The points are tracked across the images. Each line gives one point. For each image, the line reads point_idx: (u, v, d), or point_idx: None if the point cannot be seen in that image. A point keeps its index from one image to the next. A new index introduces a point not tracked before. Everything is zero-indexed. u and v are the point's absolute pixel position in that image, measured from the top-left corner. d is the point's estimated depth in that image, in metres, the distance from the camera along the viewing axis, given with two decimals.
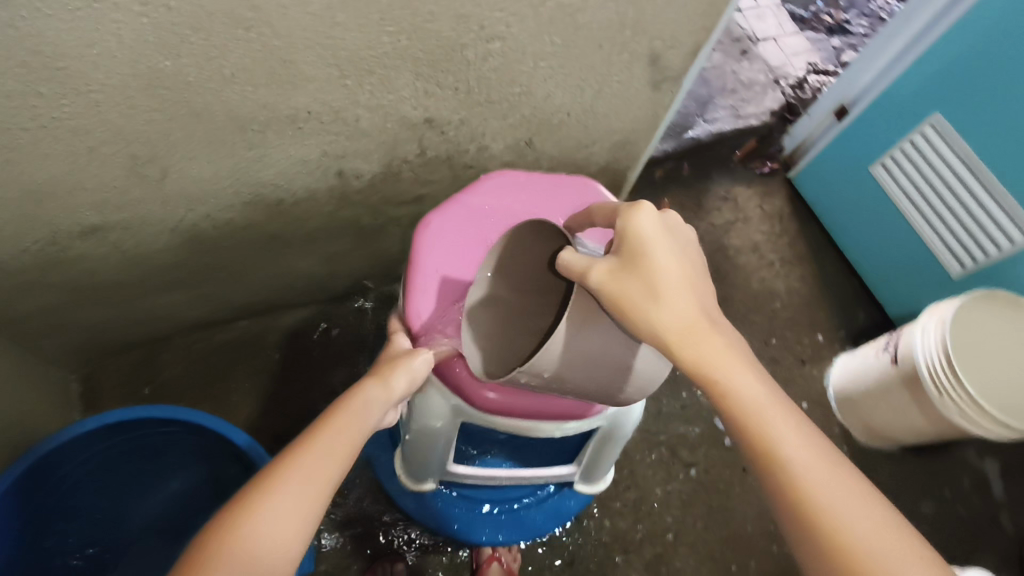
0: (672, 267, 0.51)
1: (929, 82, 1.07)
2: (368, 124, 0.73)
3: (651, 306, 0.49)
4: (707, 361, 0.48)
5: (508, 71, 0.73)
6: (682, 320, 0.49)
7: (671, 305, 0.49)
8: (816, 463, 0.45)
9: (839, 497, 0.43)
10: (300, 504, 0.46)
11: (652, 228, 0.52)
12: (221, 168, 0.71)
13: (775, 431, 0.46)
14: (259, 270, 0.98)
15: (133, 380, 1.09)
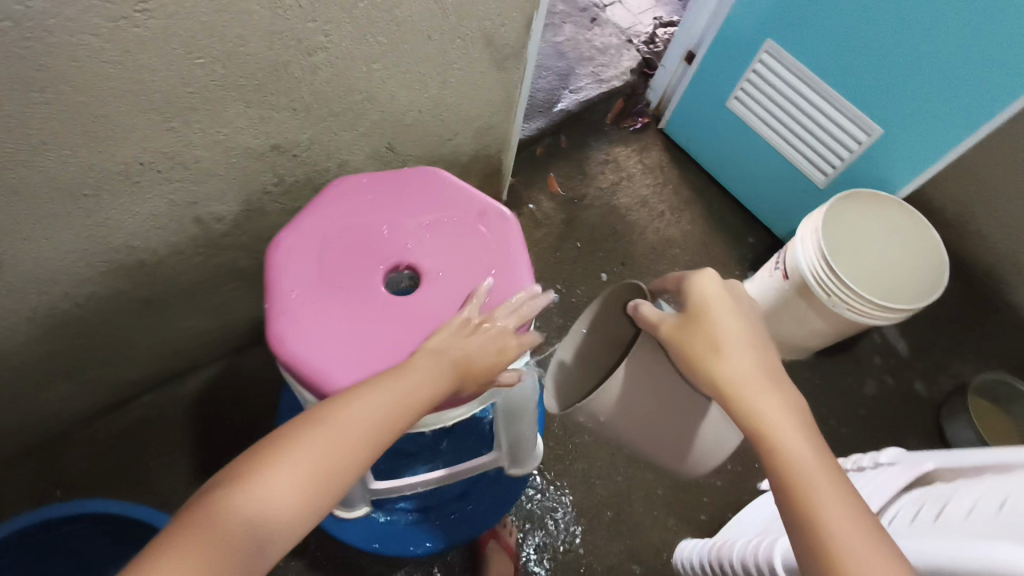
0: (738, 327, 0.58)
1: (757, 12, 1.14)
2: (211, 162, 0.70)
3: (714, 356, 0.56)
4: (764, 413, 0.53)
5: (343, 80, 0.72)
6: (741, 374, 0.55)
7: (734, 357, 0.56)
8: (859, 536, 0.46)
9: (873, 558, 0.45)
10: (385, 410, 0.51)
11: (716, 294, 0.59)
12: (63, 242, 0.67)
13: (818, 485, 0.49)
14: (147, 338, 0.93)
15: (38, 487, 1.01)
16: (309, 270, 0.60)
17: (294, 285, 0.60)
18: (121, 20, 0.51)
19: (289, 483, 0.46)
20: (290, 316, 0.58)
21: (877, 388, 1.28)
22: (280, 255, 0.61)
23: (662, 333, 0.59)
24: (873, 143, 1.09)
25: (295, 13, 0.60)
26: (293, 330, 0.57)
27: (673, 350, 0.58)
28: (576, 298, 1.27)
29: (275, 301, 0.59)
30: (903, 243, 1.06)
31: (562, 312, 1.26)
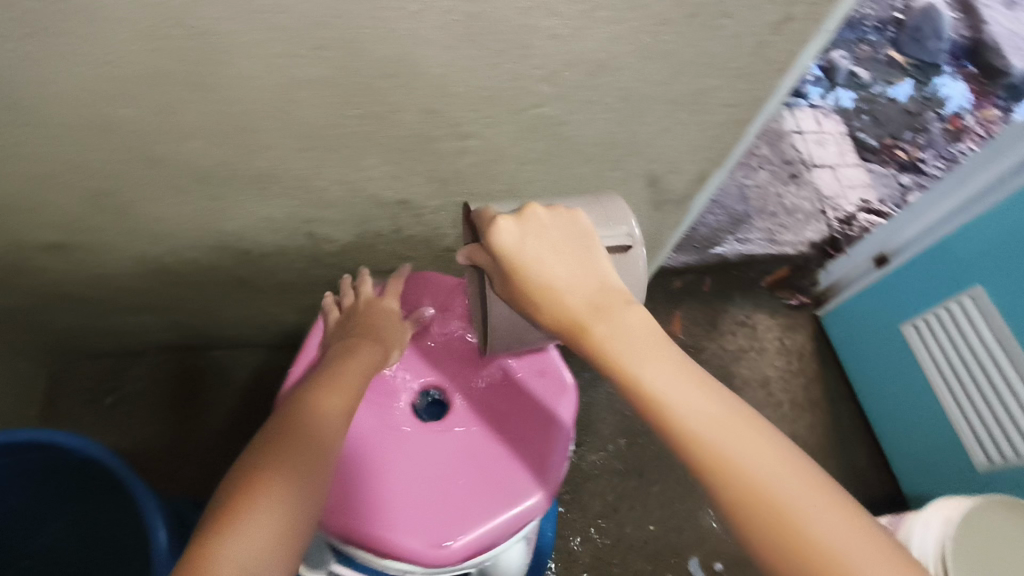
0: (553, 263, 0.51)
1: (974, 250, 0.97)
2: (337, 195, 0.72)
3: (538, 301, 0.50)
4: (604, 346, 0.48)
5: (488, 168, 0.70)
6: (572, 312, 0.50)
7: (557, 300, 0.50)
8: (726, 431, 0.43)
9: (744, 447, 0.42)
10: (362, 353, 0.66)
11: (516, 228, 0.52)
12: (184, 212, 0.71)
13: (672, 399, 0.45)
14: (234, 308, 0.98)
15: (100, 388, 1.10)
16: None
17: None
18: (292, 59, 0.52)
19: (332, 402, 0.58)
20: None
21: None
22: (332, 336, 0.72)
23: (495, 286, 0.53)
24: None
25: (459, 101, 0.59)
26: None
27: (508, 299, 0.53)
28: (646, 451, 1.15)
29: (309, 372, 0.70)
30: None
31: (624, 458, 1.14)
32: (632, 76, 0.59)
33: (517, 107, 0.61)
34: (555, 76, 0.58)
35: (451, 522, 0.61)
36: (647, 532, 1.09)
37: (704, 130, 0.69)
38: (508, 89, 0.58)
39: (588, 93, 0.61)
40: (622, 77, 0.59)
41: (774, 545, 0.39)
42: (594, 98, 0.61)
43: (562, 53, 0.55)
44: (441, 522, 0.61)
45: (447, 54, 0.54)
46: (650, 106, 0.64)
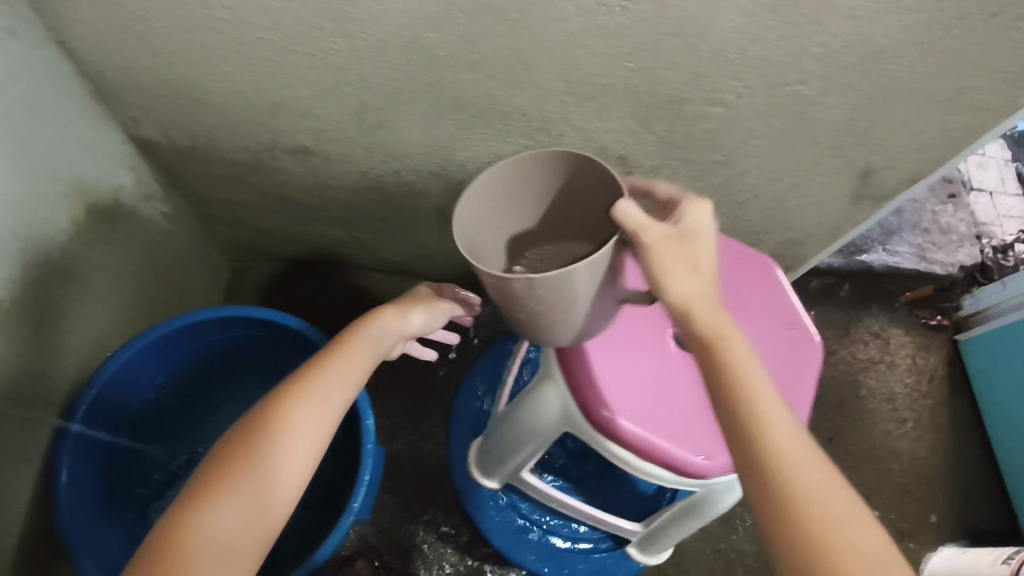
0: (707, 254, 0.52)
1: None
2: (567, 141, 0.76)
3: (685, 274, 0.50)
4: (706, 323, 0.51)
5: (718, 136, 0.73)
6: (691, 295, 0.50)
7: (684, 280, 0.51)
8: (782, 430, 0.49)
9: (796, 451, 0.48)
10: (364, 334, 0.65)
11: (705, 221, 0.52)
12: (426, 137, 0.78)
13: (753, 391, 0.50)
14: (413, 234, 1.05)
15: (272, 287, 1.21)
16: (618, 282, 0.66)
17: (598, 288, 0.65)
18: (601, 6, 0.56)
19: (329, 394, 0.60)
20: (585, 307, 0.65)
21: None
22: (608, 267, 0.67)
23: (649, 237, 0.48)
24: None
25: (729, 67, 0.62)
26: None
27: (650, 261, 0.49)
28: None
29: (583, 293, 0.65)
30: None
31: None
32: (905, 65, 0.60)
33: (779, 81, 0.64)
34: (831, 55, 0.60)
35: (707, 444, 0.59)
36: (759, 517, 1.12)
37: (944, 130, 0.69)
38: (781, 62, 0.61)
39: (852, 77, 0.62)
40: (893, 65, 0.61)
41: (795, 539, 0.45)
42: (856, 83, 0.63)
43: (850, 33, 0.57)
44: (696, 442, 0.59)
45: (743, 20, 0.56)
46: (904, 97, 0.65)
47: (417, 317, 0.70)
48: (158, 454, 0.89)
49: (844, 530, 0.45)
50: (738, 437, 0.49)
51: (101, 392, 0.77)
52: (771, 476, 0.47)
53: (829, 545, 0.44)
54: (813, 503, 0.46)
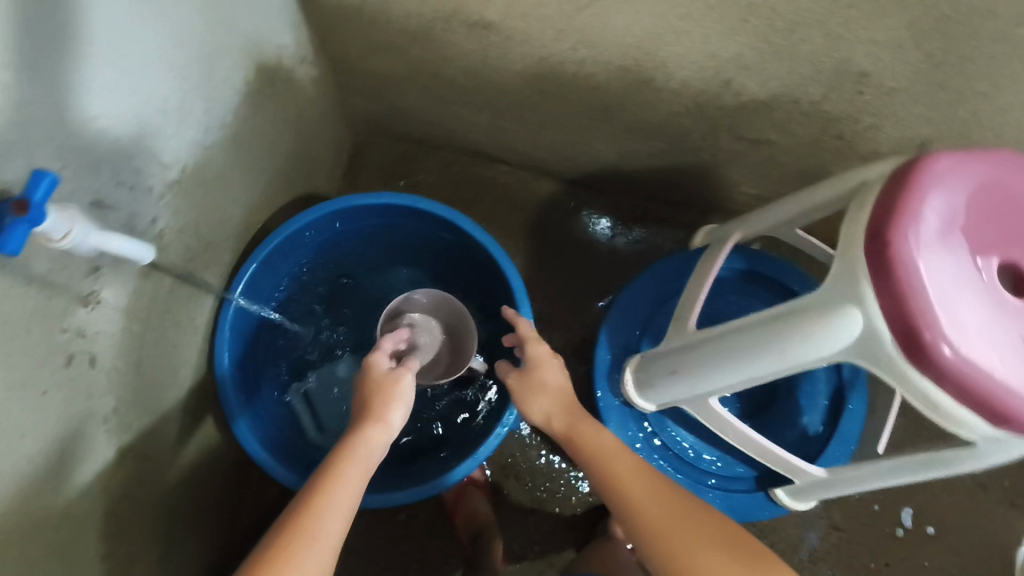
0: (560, 373, 0.73)
1: None
2: (807, 48, 0.65)
3: (535, 393, 0.72)
4: (578, 433, 0.69)
5: (1002, 62, 0.61)
6: (546, 412, 0.71)
7: (538, 399, 0.72)
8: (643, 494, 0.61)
9: (653, 504, 0.60)
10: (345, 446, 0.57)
11: (543, 350, 0.74)
12: (638, 24, 0.67)
13: (615, 470, 0.64)
14: (563, 132, 0.95)
15: (395, 169, 1.15)
16: (947, 203, 0.52)
17: (928, 208, 0.51)
18: None
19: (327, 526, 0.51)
20: (917, 226, 0.51)
21: None
22: (936, 179, 0.53)
23: (511, 378, 0.74)
24: None
25: None
26: (893, 219, 0.52)
27: (518, 391, 0.73)
28: None
29: (915, 207, 0.51)
30: None
31: None
32: None
33: None
34: None
35: None
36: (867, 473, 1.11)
37: None
38: None
39: None
40: None
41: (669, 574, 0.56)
42: None
43: None
44: None
45: None
46: None
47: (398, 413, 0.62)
48: (302, 334, 0.85)
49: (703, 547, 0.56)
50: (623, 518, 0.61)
51: (267, 260, 0.75)
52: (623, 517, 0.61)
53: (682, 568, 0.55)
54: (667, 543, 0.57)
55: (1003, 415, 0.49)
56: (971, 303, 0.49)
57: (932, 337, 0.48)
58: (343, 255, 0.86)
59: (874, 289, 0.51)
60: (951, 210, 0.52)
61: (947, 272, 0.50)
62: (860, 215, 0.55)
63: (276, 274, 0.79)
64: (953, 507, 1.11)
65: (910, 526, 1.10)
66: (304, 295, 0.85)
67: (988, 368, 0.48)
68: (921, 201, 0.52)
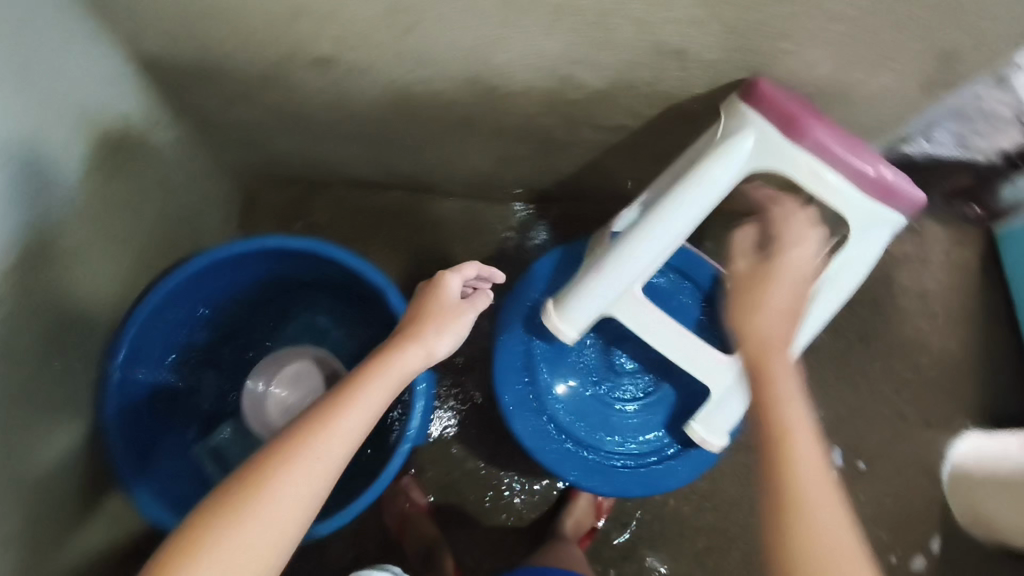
0: (767, 314, 0.75)
1: None
2: (622, 37, 0.69)
3: (753, 316, 0.75)
4: (779, 391, 0.68)
5: (793, 23, 0.66)
6: (764, 345, 0.73)
7: (769, 322, 0.75)
8: (810, 455, 0.62)
9: (818, 483, 0.60)
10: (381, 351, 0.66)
11: (793, 259, 0.77)
12: (464, 39, 0.70)
13: (791, 433, 0.64)
14: (439, 149, 0.98)
15: (289, 213, 1.16)
16: (778, 99, 0.72)
17: (782, 99, 0.73)
18: None
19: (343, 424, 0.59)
20: (785, 110, 0.72)
21: None
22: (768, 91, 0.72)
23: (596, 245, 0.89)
24: None
25: None
26: (767, 107, 0.72)
27: (749, 349, 0.74)
28: None
29: (767, 102, 0.72)
30: None
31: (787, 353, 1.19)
32: None
33: None
34: None
35: (901, 184, 0.76)
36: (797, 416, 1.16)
37: None
38: None
39: None
40: None
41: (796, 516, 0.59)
42: None
43: None
44: (898, 182, 0.76)
45: None
46: None
47: (439, 339, 0.70)
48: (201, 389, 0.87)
49: (823, 498, 0.59)
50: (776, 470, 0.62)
51: (144, 325, 0.75)
52: (777, 458, 0.62)
53: (799, 509, 0.59)
54: (802, 493, 0.60)
55: (884, 188, 0.75)
56: (826, 131, 0.74)
57: (813, 142, 0.73)
58: (216, 308, 0.87)
59: (764, 122, 0.73)
60: (793, 97, 0.74)
61: (812, 125, 0.73)
62: (735, 109, 0.74)
63: (155, 340, 0.79)
64: (873, 436, 1.18)
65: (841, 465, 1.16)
66: (191, 353, 0.86)
67: (859, 164, 0.74)
68: (774, 96, 0.72)
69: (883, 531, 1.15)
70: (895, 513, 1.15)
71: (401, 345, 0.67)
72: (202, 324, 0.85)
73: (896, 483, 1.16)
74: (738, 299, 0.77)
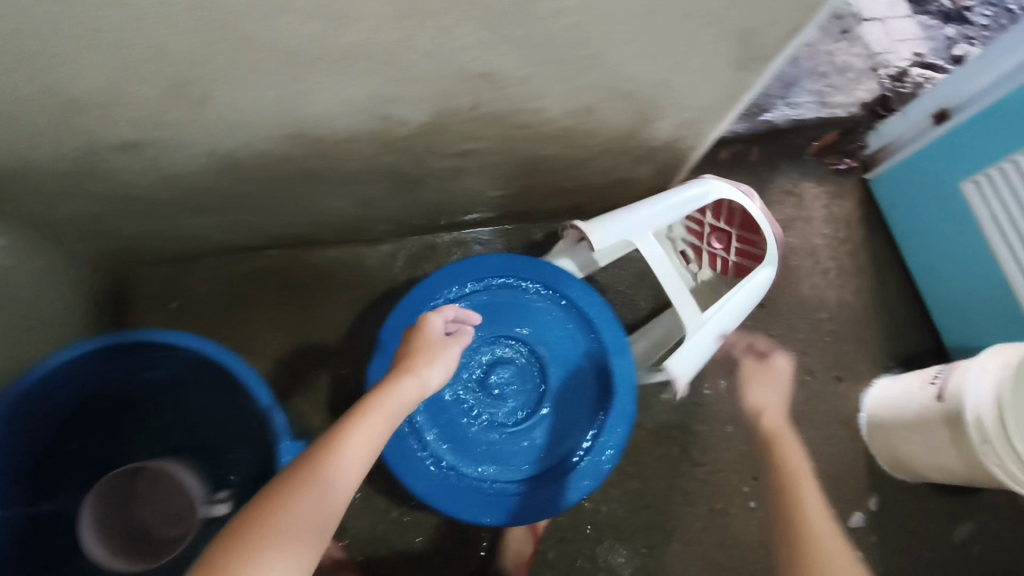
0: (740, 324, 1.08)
1: None
2: (422, 71, 0.67)
3: (768, 397, 1.12)
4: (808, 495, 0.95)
5: (584, 30, 0.65)
6: (776, 416, 1.10)
7: (764, 396, 1.12)
8: (837, 545, 0.84)
9: (830, 539, 0.86)
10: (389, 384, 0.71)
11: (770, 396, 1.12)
12: (263, 100, 0.67)
13: (812, 550, 0.84)
14: (296, 204, 0.96)
15: (164, 293, 1.12)
16: None
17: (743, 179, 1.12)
18: None
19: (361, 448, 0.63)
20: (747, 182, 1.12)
21: (973, 546, 1.17)
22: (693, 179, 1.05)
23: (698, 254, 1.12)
24: None
25: None
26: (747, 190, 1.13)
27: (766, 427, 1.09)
28: None
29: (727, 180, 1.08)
30: None
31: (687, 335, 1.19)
32: None
33: None
34: None
35: None
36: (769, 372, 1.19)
37: None
38: None
39: None
40: None
41: (807, 555, 0.83)
42: None
43: None
44: None
45: None
46: None
47: (431, 370, 0.75)
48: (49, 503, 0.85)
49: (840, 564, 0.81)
50: (792, 541, 0.88)
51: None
52: (797, 548, 0.85)
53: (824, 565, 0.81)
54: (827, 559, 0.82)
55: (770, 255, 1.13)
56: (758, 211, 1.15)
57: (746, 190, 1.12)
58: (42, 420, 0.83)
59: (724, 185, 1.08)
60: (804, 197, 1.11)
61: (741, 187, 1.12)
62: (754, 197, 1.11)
63: None
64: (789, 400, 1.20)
65: None
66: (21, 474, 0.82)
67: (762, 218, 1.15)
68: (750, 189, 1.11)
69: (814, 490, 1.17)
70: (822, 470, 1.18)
71: (407, 376, 0.72)
72: (63, 417, 0.86)
73: (817, 440, 1.19)
74: (750, 375, 1.15)
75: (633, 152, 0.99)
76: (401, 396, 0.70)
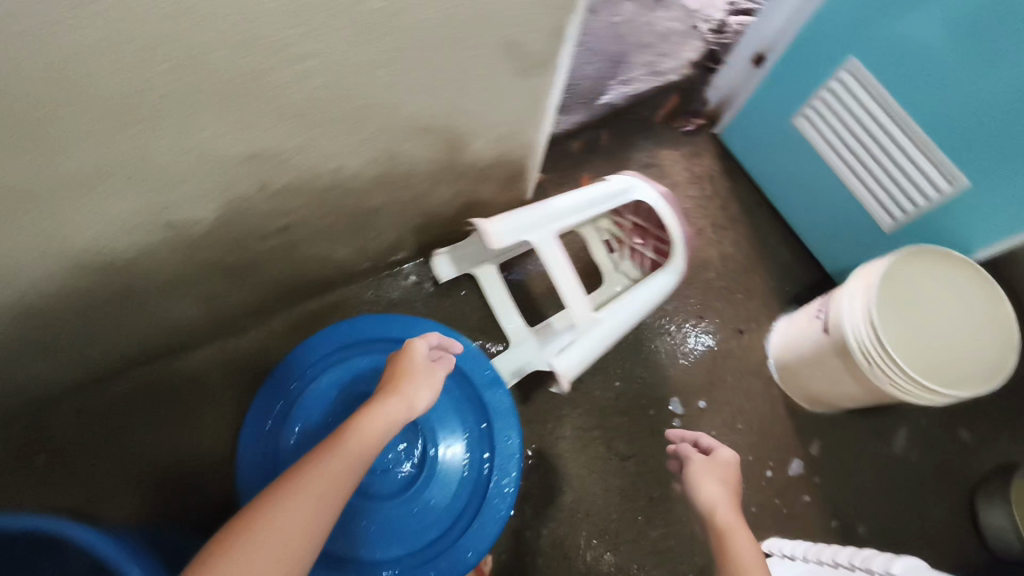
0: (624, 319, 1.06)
1: (832, 29, 0.99)
2: (181, 170, 0.63)
3: (702, 465, 0.87)
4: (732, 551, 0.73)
5: (336, 87, 0.62)
6: (715, 500, 0.81)
7: (707, 488, 0.83)
8: None
9: None
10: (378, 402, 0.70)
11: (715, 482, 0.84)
12: (19, 243, 0.63)
13: None
14: (132, 322, 0.90)
15: (27, 449, 1.03)
16: None
17: None
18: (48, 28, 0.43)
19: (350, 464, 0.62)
20: None
21: (911, 454, 1.19)
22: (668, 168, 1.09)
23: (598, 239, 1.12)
24: (954, 196, 0.94)
25: (268, 23, 0.51)
26: None
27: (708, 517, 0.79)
28: None
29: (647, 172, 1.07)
30: (966, 312, 0.95)
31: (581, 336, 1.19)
32: None
33: (341, 7, 0.52)
34: None
35: None
36: (693, 361, 1.21)
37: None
38: None
39: None
40: None
41: None
42: None
43: None
44: None
45: None
46: None
47: (418, 389, 0.73)
48: None
49: None
50: None
51: None
52: None
53: None
54: None
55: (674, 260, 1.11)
56: None
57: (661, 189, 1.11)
58: None
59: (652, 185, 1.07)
60: None
61: None
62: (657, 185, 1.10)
63: None
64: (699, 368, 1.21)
65: (682, 411, 1.17)
66: None
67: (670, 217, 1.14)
68: None
69: (747, 447, 1.17)
70: (749, 426, 1.18)
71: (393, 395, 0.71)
72: None
73: (738, 399, 1.20)
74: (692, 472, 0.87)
75: (466, 176, 0.97)
76: (389, 412, 0.69)
